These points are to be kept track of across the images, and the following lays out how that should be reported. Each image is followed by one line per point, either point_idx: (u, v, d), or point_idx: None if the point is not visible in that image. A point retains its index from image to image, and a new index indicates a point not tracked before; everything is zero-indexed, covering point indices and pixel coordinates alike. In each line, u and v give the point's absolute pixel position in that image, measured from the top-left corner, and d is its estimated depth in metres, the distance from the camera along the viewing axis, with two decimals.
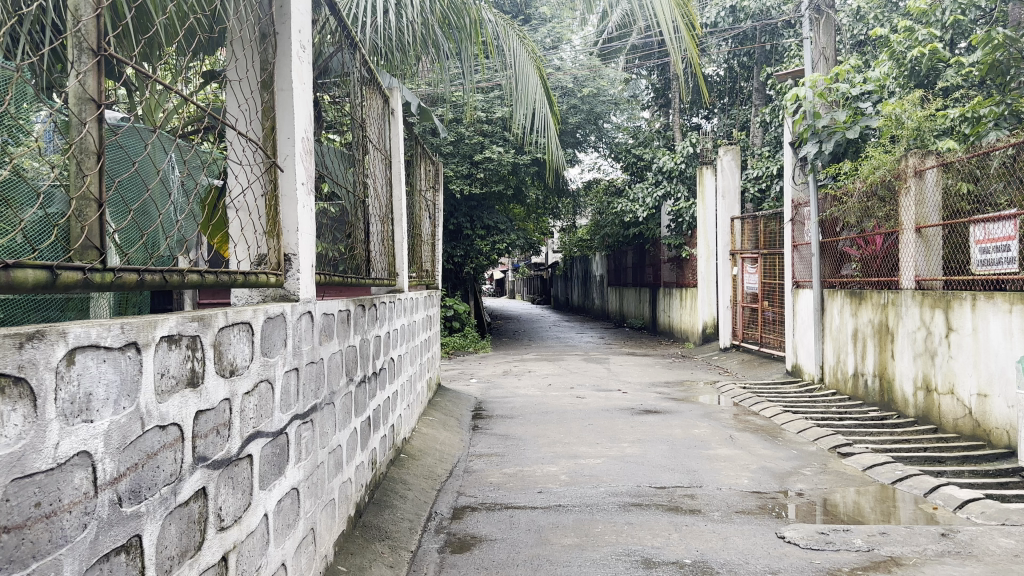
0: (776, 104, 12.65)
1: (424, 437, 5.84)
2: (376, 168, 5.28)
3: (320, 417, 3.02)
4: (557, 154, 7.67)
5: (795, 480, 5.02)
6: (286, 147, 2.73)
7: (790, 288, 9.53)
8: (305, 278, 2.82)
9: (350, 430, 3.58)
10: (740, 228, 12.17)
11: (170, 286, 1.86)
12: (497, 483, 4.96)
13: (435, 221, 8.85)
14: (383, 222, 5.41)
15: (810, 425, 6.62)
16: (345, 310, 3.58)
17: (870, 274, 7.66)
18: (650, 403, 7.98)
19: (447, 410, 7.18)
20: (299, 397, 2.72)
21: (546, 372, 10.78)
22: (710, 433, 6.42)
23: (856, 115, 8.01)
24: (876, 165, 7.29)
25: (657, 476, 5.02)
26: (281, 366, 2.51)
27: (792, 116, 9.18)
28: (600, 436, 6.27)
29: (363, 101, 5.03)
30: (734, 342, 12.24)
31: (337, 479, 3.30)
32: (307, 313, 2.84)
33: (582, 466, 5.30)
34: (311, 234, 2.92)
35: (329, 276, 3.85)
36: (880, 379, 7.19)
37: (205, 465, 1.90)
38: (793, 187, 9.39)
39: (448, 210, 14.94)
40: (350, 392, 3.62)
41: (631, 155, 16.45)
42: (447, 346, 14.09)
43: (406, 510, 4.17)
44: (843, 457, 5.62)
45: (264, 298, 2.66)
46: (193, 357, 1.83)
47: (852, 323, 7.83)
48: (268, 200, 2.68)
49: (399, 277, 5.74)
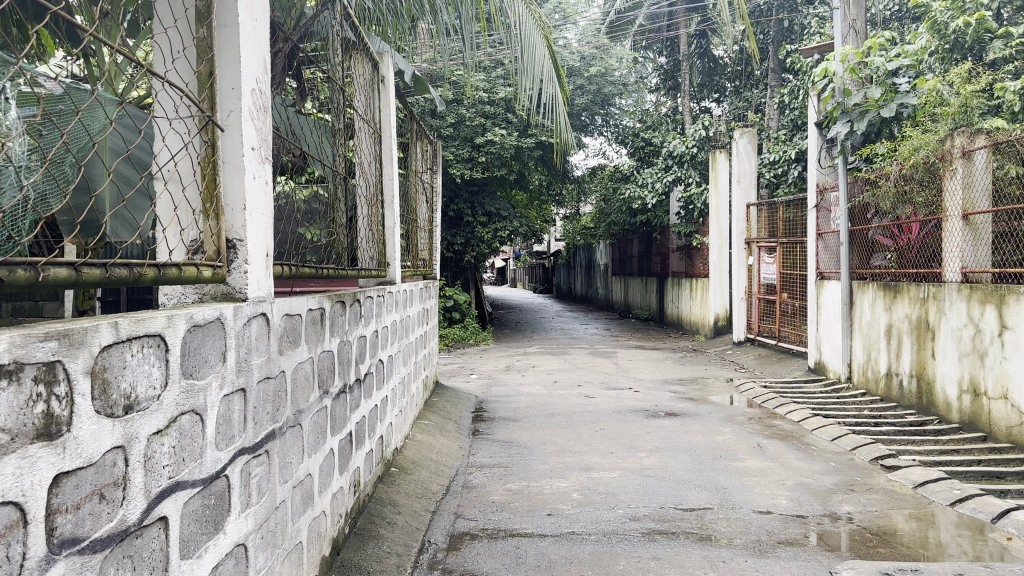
0: (797, 84, 11.96)
1: (418, 446, 5.22)
2: (363, 141, 4.60)
3: (279, 446, 2.40)
4: (566, 135, 7.02)
5: (840, 500, 4.41)
6: (230, 102, 2.11)
7: (814, 279, 8.92)
8: (257, 270, 2.19)
9: (324, 453, 2.96)
10: (757, 215, 11.51)
11: (12, 286, 1.28)
12: (500, 503, 4.34)
13: (434, 205, 8.22)
14: (371, 204, 4.75)
15: (844, 432, 6.00)
16: (319, 308, 2.93)
17: (907, 265, 7.06)
18: (665, 404, 7.36)
19: (445, 411, 6.57)
20: (247, 426, 2.12)
21: (551, 367, 10.16)
22: (734, 440, 5.80)
23: (890, 92, 7.37)
24: (916, 144, 6.60)
25: (682, 495, 4.40)
26: (216, 390, 1.91)
27: (818, 93, 8.55)
28: (613, 444, 5.66)
29: (348, 66, 4.38)
30: (749, 336, 11.66)
31: (306, 516, 2.70)
32: (260, 315, 2.22)
33: (596, 481, 4.69)
34: (266, 216, 2.29)
35: (303, 268, 3.22)
36: (917, 380, 6.58)
37: (75, 551, 1.30)
38: (818, 171, 8.76)
39: (447, 196, 14.27)
40: (325, 407, 3.00)
41: (639, 139, 15.67)
42: (446, 338, 13.51)
43: (394, 541, 3.57)
44: (888, 471, 5.01)
45: (202, 298, 2.06)
46: (49, 397, 1.23)
47: (885, 318, 7.22)
48: (204, 167, 2.06)
49: (391, 267, 5.07)
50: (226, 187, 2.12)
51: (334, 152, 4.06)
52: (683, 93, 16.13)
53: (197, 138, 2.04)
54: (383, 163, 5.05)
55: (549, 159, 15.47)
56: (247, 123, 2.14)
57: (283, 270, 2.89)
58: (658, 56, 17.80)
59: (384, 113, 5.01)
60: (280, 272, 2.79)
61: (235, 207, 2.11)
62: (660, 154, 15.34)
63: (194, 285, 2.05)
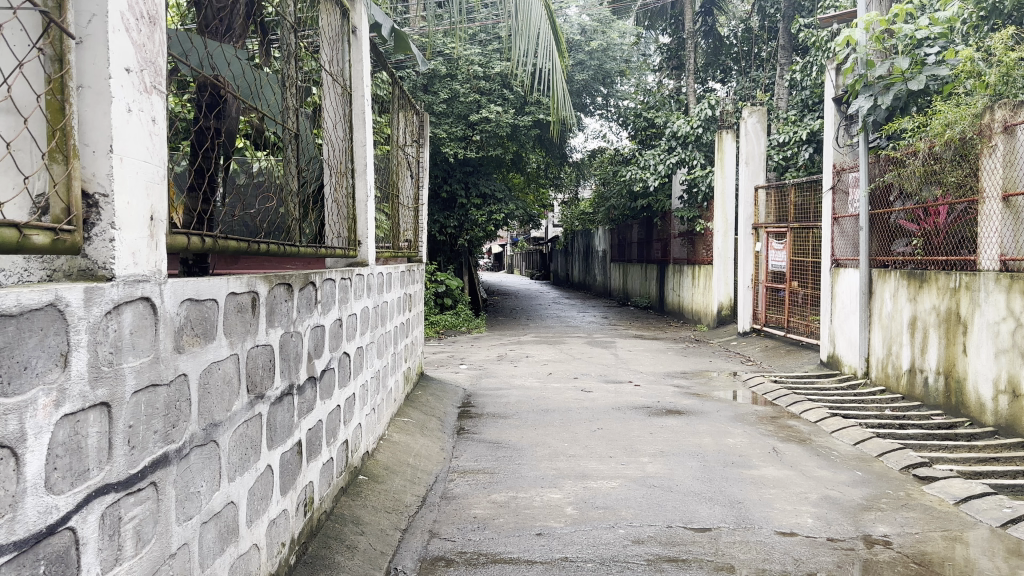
0: (810, 60, 11.32)
1: (393, 448, 4.63)
2: (329, 99, 3.96)
3: (175, 474, 1.82)
4: (566, 111, 6.37)
5: (873, 519, 3.83)
6: (90, 2, 1.50)
7: (829, 267, 8.33)
8: (133, 238, 1.60)
9: (255, 473, 2.38)
10: (765, 198, 10.88)
11: None
12: (483, 519, 3.74)
13: (420, 181, 7.60)
14: (340, 175, 4.11)
15: (868, 435, 5.42)
16: (251, 294, 2.32)
17: (935, 253, 6.48)
18: (668, 400, 6.77)
19: (428, 407, 5.97)
20: (115, 453, 1.54)
21: (546, 358, 9.56)
22: (747, 443, 5.21)
23: (918, 63, 6.78)
24: (950, 119, 5.98)
25: (693, 512, 3.81)
26: (48, 408, 1.32)
27: (838, 65, 7.93)
28: (612, 446, 5.07)
29: (314, 11, 3.74)
30: (755, 327, 11.06)
31: (224, 557, 2.12)
32: (140, 300, 1.62)
33: (593, 492, 4.11)
34: (150, 165, 1.69)
35: (226, 239, 2.56)
36: (945, 378, 6.00)
37: None
38: (835, 151, 8.18)
39: (440, 176, 13.65)
40: (259, 416, 2.41)
41: (641, 120, 14.99)
42: (436, 326, 12.91)
43: (353, 571, 2.98)
44: (924, 484, 4.44)
45: (51, 276, 1.46)
46: None
47: (909, 309, 6.64)
48: (50, 93, 1.44)
49: (363, 246, 4.42)
50: (81, 120, 1.51)
51: (282, 102, 3.39)
52: (686, 73, 15.49)
53: (31, 48, 1.40)
54: (355, 126, 4.39)
55: (548, 139, 14.89)
56: (115, 32, 1.53)
57: (197, 242, 2.27)
58: (661, 36, 17.15)
59: (356, 70, 4.34)
60: (188, 243, 2.18)
61: (96, 147, 1.52)
62: (663, 136, 14.72)
63: (41, 257, 1.44)
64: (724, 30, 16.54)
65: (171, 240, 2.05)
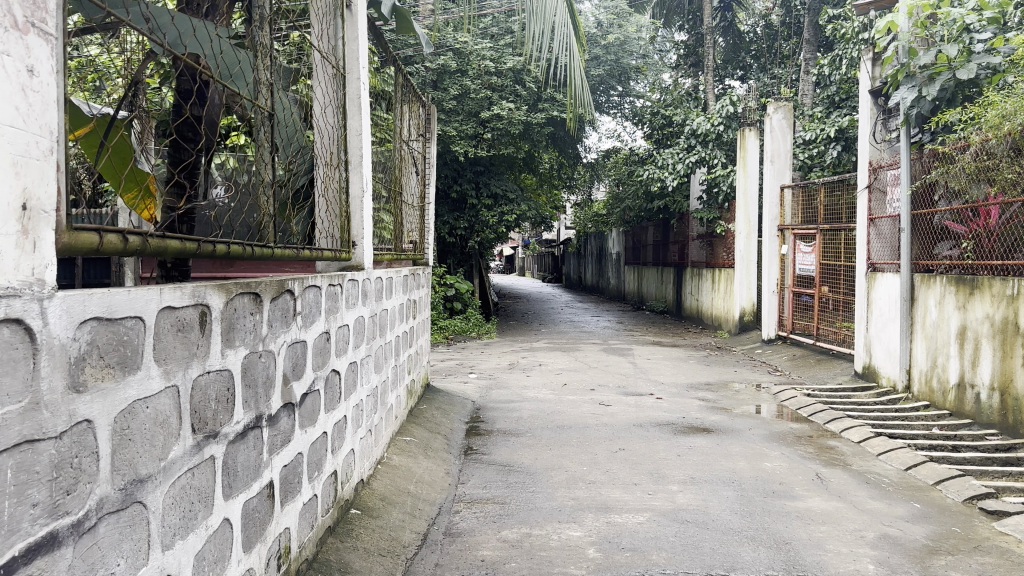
0: (839, 53, 10.78)
1: (392, 474, 4.14)
2: (320, 84, 3.49)
3: (71, 554, 1.33)
4: (584, 104, 5.84)
5: (943, 564, 3.31)
6: None
7: (864, 271, 7.80)
8: None
9: (204, 531, 1.88)
10: (792, 198, 10.33)
11: None
12: (492, 563, 3.24)
13: (427, 180, 7.12)
14: (332, 168, 3.61)
15: (920, 459, 4.89)
16: (195, 309, 1.81)
17: (988, 256, 5.91)
18: (694, 416, 6.26)
19: (433, 424, 5.48)
20: None
21: (562, 366, 9.05)
22: (787, 468, 4.69)
23: (967, 51, 6.24)
24: (1006, 109, 5.34)
25: (734, 555, 3.30)
26: None
27: (877, 53, 7.43)
28: (636, 472, 4.56)
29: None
30: (780, 334, 10.52)
31: None
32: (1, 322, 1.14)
33: (619, 528, 3.61)
34: (21, 130, 1.20)
35: (169, 237, 1.82)
36: (1001, 395, 5.46)
37: None
38: (872, 147, 7.68)
39: (449, 175, 13.19)
40: (210, 458, 1.92)
41: (658, 117, 14.48)
42: (445, 330, 12.44)
43: None
44: (993, 519, 3.91)
45: None
46: None
47: (957, 318, 6.10)
48: None
49: (358, 248, 3.91)
50: None
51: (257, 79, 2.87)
52: (706, 70, 14.94)
53: None
54: (349, 113, 3.90)
55: (561, 136, 14.44)
56: None
57: (118, 239, 1.55)
58: (679, 32, 16.65)
59: (352, 50, 3.85)
60: (102, 243, 1.49)
61: None
62: (681, 134, 14.17)
63: None
64: (745, 26, 16.01)
65: (71, 235, 1.39)
